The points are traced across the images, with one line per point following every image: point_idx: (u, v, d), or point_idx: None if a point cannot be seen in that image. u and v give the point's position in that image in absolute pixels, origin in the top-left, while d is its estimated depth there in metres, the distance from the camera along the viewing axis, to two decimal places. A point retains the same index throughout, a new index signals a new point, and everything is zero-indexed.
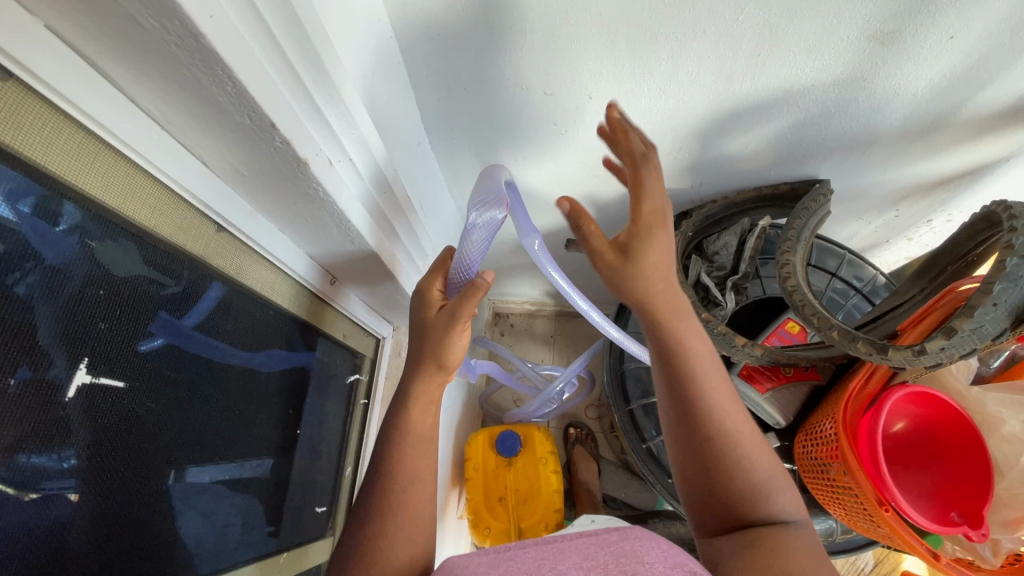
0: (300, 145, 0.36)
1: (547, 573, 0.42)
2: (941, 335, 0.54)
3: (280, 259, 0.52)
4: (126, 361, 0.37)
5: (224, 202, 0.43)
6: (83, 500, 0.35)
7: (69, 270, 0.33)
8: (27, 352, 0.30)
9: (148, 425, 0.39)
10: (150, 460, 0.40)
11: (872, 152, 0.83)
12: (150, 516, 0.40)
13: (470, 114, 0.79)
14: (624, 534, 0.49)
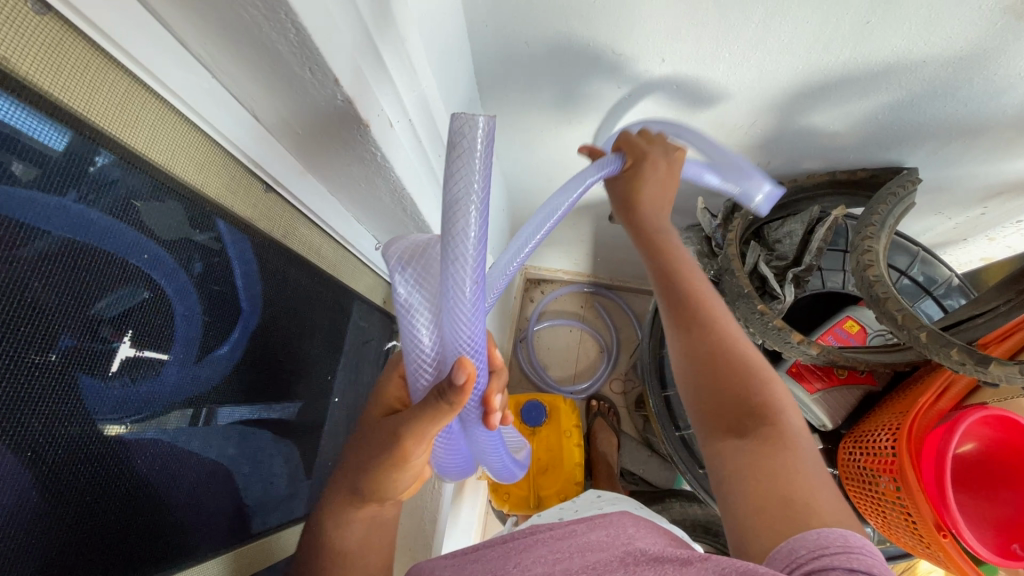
0: (363, 105, 0.32)
1: (514, 568, 0.50)
2: None
3: (330, 224, 0.49)
4: (172, 333, 0.35)
5: (275, 163, 0.39)
6: (142, 453, 0.35)
7: (123, 227, 0.31)
8: (69, 319, 0.28)
9: (194, 395, 0.38)
10: (192, 432, 0.39)
11: (974, 142, 0.74)
12: (188, 490, 0.39)
13: (527, 70, 0.73)
14: (591, 526, 0.57)
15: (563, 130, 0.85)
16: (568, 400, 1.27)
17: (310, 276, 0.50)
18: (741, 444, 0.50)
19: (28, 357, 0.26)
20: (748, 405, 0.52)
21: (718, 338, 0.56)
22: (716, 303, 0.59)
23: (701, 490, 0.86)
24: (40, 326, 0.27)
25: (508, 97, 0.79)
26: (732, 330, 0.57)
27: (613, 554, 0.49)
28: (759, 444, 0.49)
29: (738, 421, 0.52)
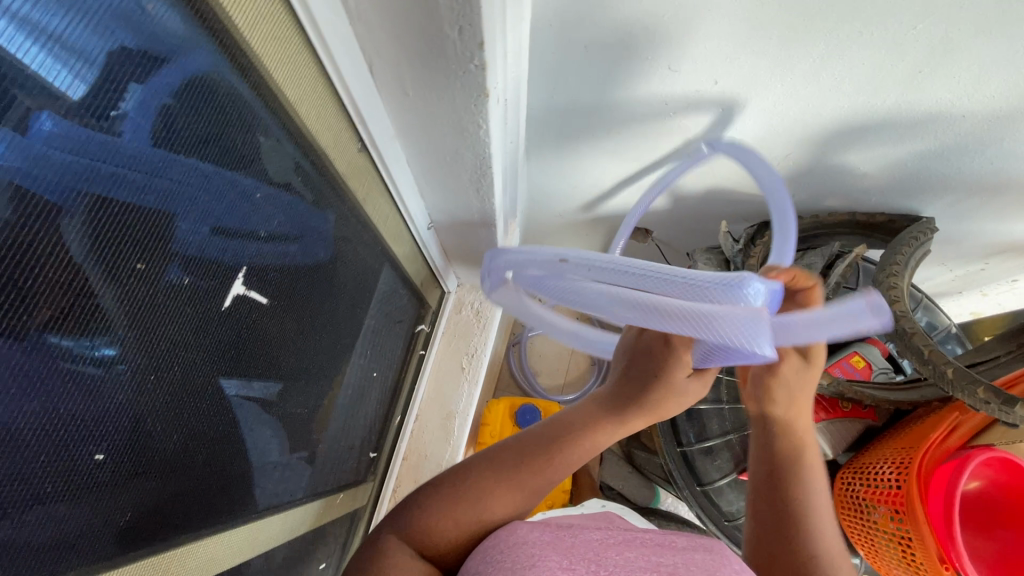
0: (490, 74, 0.32)
1: (613, 556, 0.43)
2: None
3: (398, 187, 0.52)
4: (230, 258, 0.37)
5: (371, 117, 0.44)
6: (228, 371, 0.39)
7: (194, 146, 0.32)
8: (133, 226, 0.29)
9: (243, 327, 0.39)
10: (240, 365, 0.40)
11: (991, 200, 0.79)
12: (226, 424, 0.40)
13: (582, 75, 0.74)
14: (692, 543, 0.49)
15: (599, 140, 0.87)
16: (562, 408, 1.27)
17: None
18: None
19: (102, 256, 0.27)
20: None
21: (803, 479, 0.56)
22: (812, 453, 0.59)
23: (697, 508, 0.88)
24: (133, 206, 0.29)
25: (557, 99, 0.80)
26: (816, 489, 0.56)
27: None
28: None
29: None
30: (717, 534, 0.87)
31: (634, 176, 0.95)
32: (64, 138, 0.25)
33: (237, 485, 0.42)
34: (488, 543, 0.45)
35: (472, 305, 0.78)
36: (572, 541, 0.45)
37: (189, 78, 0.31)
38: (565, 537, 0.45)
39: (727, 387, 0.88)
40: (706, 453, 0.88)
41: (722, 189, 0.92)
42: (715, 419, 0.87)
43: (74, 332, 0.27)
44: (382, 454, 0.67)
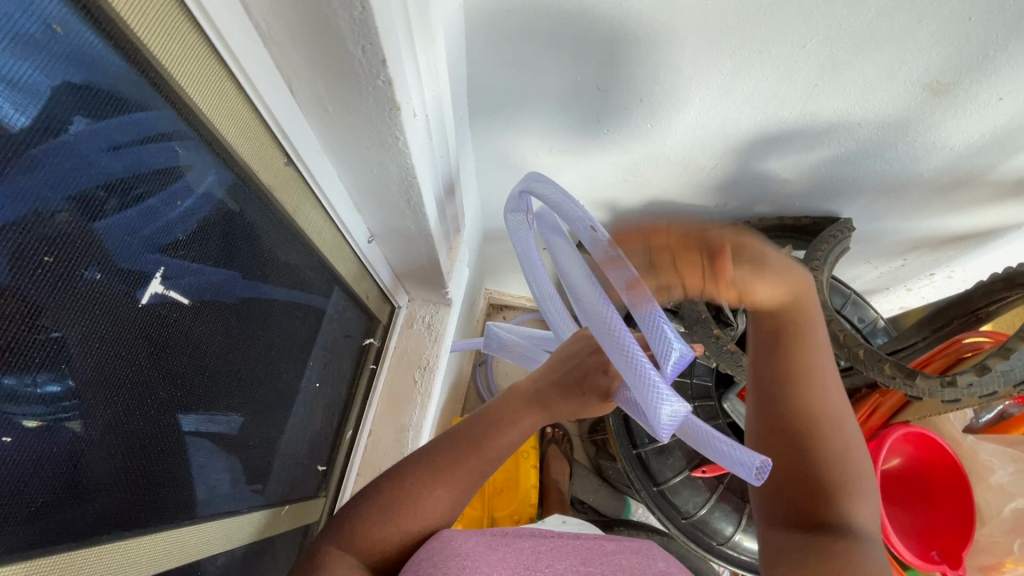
0: (399, 89, 0.35)
1: (543, 569, 0.44)
2: (973, 371, 0.56)
3: (332, 204, 0.51)
4: (185, 277, 0.38)
5: (299, 136, 0.43)
6: (178, 372, 0.38)
7: (154, 165, 0.34)
8: (98, 249, 0.30)
9: (194, 344, 0.40)
10: (193, 384, 0.40)
11: (899, 199, 0.86)
12: (177, 441, 0.40)
13: (518, 95, 0.78)
14: (623, 549, 0.51)
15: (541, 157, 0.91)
16: None
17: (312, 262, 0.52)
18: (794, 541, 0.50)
19: (67, 274, 0.29)
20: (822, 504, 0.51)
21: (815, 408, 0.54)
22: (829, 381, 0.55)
23: (654, 509, 0.90)
24: (98, 226, 0.30)
25: (498, 119, 0.84)
26: (821, 406, 0.53)
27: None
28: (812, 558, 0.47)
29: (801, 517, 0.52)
30: (674, 531, 0.90)
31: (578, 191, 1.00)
32: (36, 167, 0.26)
33: (185, 491, 0.41)
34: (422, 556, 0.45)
35: (423, 319, 0.79)
36: (504, 553, 0.46)
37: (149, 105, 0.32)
38: (496, 544, 0.47)
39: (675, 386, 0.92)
40: (659, 454, 0.90)
41: (661, 199, 0.98)
42: None
43: (10, 368, 0.26)
44: (332, 469, 0.67)
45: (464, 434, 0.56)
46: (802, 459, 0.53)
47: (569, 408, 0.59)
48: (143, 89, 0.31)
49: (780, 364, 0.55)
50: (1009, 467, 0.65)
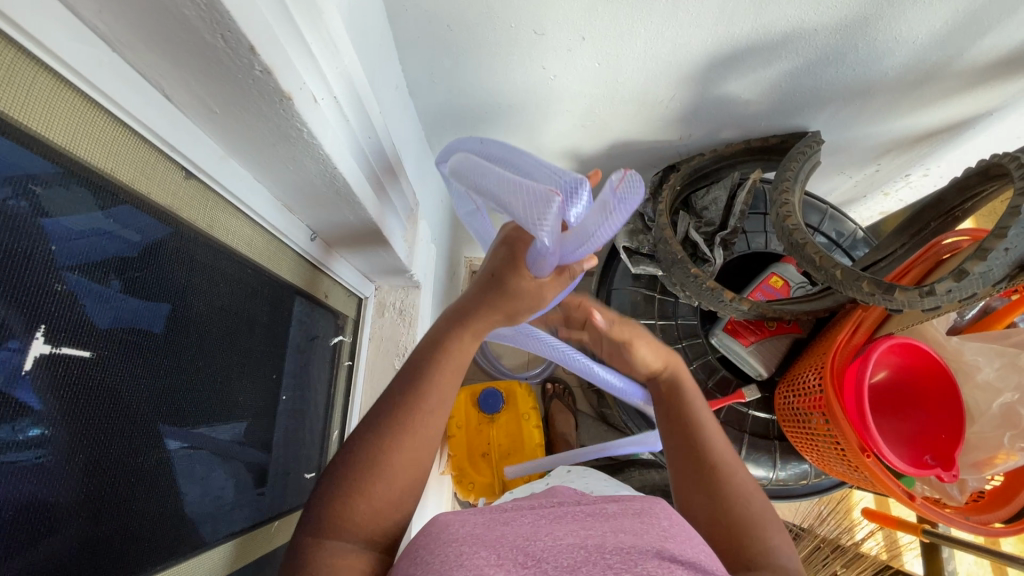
0: (283, 76, 0.31)
1: (542, 538, 0.43)
2: (951, 278, 0.54)
3: (258, 214, 0.45)
4: (152, 312, 0.36)
5: (195, 146, 0.36)
6: (148, 399, 0.36)
7: (86, 205, 0.30)
8: (38, 296, 0.27)
9: (173, 377, 0.38)
10: (170, 423, 0.38)
11: (867, 103, 0.82)
12: (170, 479, 0.39)
13: (452, 53, 0.72)
14: (625, 508, 0.48)
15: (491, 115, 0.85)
16: (523, 384, 1.28)
17: (255, 273, 0.48)
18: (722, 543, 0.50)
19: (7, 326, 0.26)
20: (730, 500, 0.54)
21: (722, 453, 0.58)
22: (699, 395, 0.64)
23: (656, 452, 0.91)
24: (35, 275, 0.27)
25: (436, 82, 0.78)
26: (728, 456, 0.58)
27: (647, 549, 0.41)
28: None
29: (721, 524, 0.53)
30: None
31: (537, 146, 0.95)
32: None
33: (177, 519, 0.39)
34: (419, 545, 0.43)
35: (394, 304, 0.76)
36: (502, 531, 0.44)
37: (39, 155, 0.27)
38: (494, 523, 0.45)
39: (661, 330, 0.91)
40: None
41: (624, 140, 0.93)
42: None
43: None
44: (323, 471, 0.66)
45: (394, 395, 0.48)
46: (726, 495, 0.55)
47: (487, 327, 0.49)
48: (18, 151, 0.26)
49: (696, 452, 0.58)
50: (994, 363, 0.64)
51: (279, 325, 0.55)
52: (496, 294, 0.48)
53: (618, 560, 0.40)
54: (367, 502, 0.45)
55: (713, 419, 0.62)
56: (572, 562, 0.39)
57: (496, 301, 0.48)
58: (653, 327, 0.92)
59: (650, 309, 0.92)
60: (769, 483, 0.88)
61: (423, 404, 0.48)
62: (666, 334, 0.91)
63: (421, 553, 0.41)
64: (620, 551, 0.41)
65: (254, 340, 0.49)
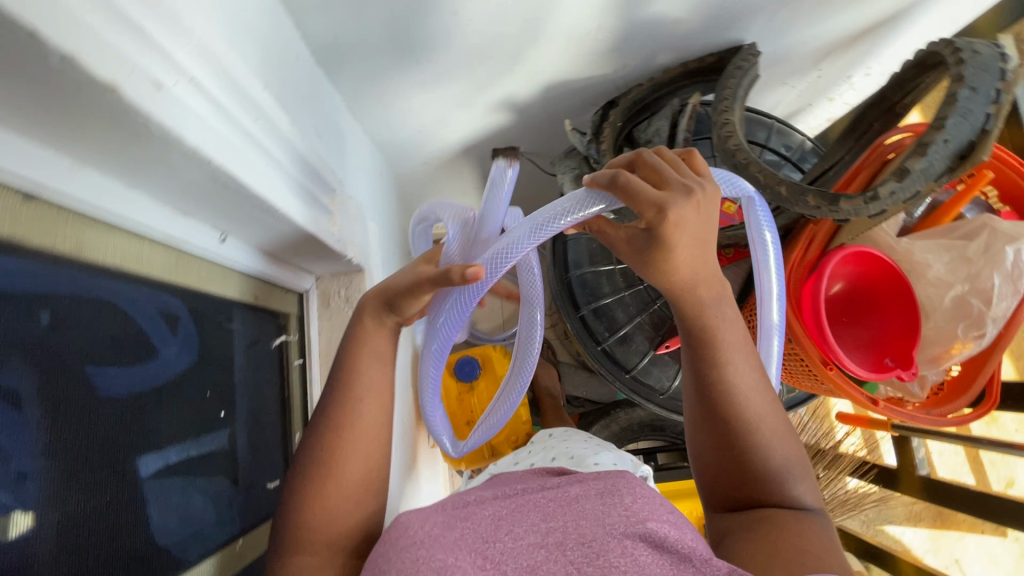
0: (94, 62, 0.26)
1: (503, 537, 0.41)
2: (893, 178, 0.53)
3: (142, 223, 0.40)
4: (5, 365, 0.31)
5: (24, 160, 0.31)
6: (43, 450, 0.34)
7: None
8: None
9: (52, 426, 0.34)
10: (66, 472, 0.35)
11: (799, 5, 0.78)
12: (83, 527, 0.36)
13: (348, 8, 0.65)
14: (588, 488, 0.46)
15: (410, 73, 0.79)
16: (497, 347, 1.27)
17: (156, 290, 0.44)
18: (741, 521, 0.47)
19: None
20: (762, 485, 0.48)
21: (734, 374, 0.49)
22: (734, 339, 0.51)
23: (632, 394, 0.91)
24: None
25: (342, 46, 0.71)
26: (744, 377, 0.50)
27: (612, 531, 0.40)
28: (754, 533, 0.45)
29: (742, 499, 0.49)
30: (658, 409, 0.92)
31: (467, 101, 0.88)
32: None
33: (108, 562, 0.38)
34: (380, 552, 0.42)
35: (339, 293, 0.71)
36: (464, 530, 0.43)
37: None
38: (454, 522, 0.44)
39: (621, 274, 0.90)
40: (622, 343, 0.90)
41: (557, 81, 0.87)
42: (619, 309, 0.90)
43: None
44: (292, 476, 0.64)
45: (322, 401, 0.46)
46: (735, 424, 0.49)
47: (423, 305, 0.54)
48: None
49: (707, 374, 0.50)
50: (944, 258, 0.64)
51: (206, 339, 0.51)
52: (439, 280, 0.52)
53: (580, 554, 0.38)
54: (324, 527, 0.47)
55: (749, 365, 0.50)
56: (530, 564, 0.38)
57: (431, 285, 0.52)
58: (613, 272, 0.90)
59: (608, 254, 0.90)
60: None
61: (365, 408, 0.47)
62: (626, 278, 0.89)
63: (380, 561, 0.41)
64: (582, 543, 0.39)
65: (176, 359, 0.46)
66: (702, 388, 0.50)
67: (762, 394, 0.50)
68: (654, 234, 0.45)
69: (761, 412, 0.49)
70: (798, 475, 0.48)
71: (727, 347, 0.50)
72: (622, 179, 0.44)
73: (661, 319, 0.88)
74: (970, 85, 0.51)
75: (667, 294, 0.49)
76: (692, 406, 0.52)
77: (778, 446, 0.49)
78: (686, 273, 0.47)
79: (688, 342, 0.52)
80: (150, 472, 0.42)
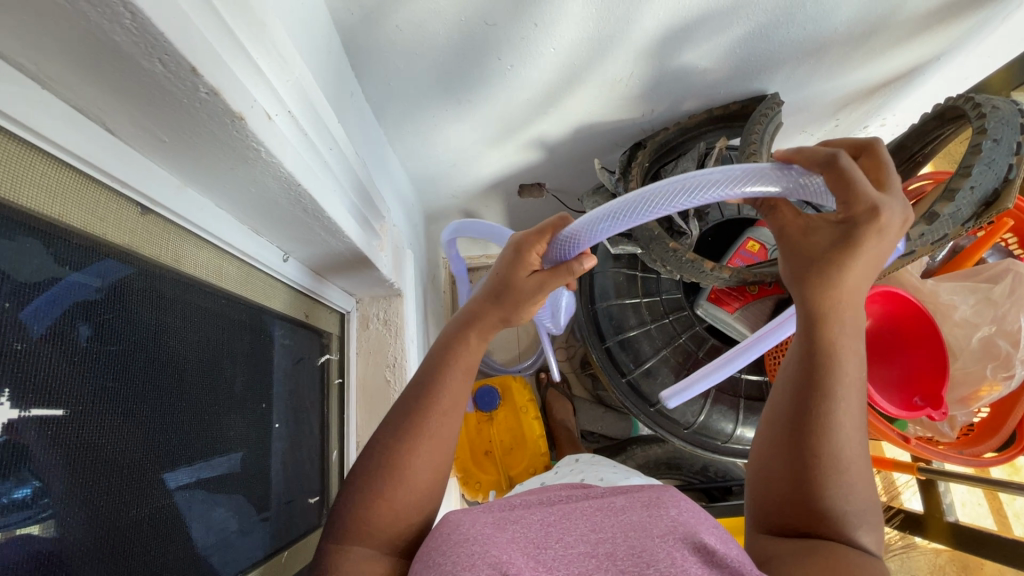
0: (232, 95, 0.29)
1: (554, 545, 0.42)
2: (923, 222, 0.55)
3: (224, 239, 0.43)
4: (124, 363, 0.34)
5: (146, 178, 0.34)
6: (147, 445, 0.35)
7: (40, 260, 0.29)
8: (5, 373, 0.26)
9: (155, 421, 0.36)
10: (161, 466, 0.37)
11: (820, 60, 0.83)
12: (169, 522, 0.37)
13: (403, 52, 0.70)
14: (633, 500, 0.48)
15: (453, 111, 0.84)
16: (517, 377, 1.28)
17: (229, 305, 0.46)
18: (791, 547, 0.43)
19: None
20: (825, 516, 0.44)
21: (844, 395, 0.45)
22: (855, 381, 0.46)
23: (657, 427, 0.92)
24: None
25: (393, 84, 0.76)
26: (849, 404, 0.46)
27: (662, 542, 0.41)
28: (809, 558, 0.41)
29: (789, 526, 0.46)
30: (682, 443, 0.93)
31: (502, 139, 0.93)
32: None
33: (185, 559, 0.39)
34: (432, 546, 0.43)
35: (378, 316, 0.74)
36: (516, 531, 0.43)
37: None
38: (505, 522, 0.45)
39: (647, 308, 0.92)
40: (646, 375, 0.91)
41: (588, 123, 0.92)
42: (644, 341, 0.92)
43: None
44: (327, 494, 0.65)
45: None
46: (822, 442, 0.45)
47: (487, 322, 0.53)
48: None
49: (820, 382, 0.46)
50: (970, 299, 0.66)
51: (263, 352, 0.53)
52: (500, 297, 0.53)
53: (630, 564, 0.39)
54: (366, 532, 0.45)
55: (859, 402, 0.46)
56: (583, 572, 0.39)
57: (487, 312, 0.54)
58: (638, 305, 0.92)
59: (634, 288, 0.93)
60: None
61: (413, 425, 0.48)
62: (652, 311, 0.92)
63: (432, 556, 0.41)
64: (632, 555, 0.40)
65: (238, 370, 0.48)
66: (805, 395, 0.46)
67: (859, 434, 0.46)
68: (851, 229, 0.43)
69: (853, 461, 0.45)
70: (867, 523, 0.45)
71: (843, 365, 0.46)
72: (842, 163, 0.44)
73: (686, 352, 0.90)
74: (994, 137, 0.54)
75: (809, 298, 0.46)
76: (783, 409, 0.48)
77: (855, 490, 0.45)
78: (844, 293, 0.45)
79: (799, 343, 0.48)
80: (218, 474, 0.44)
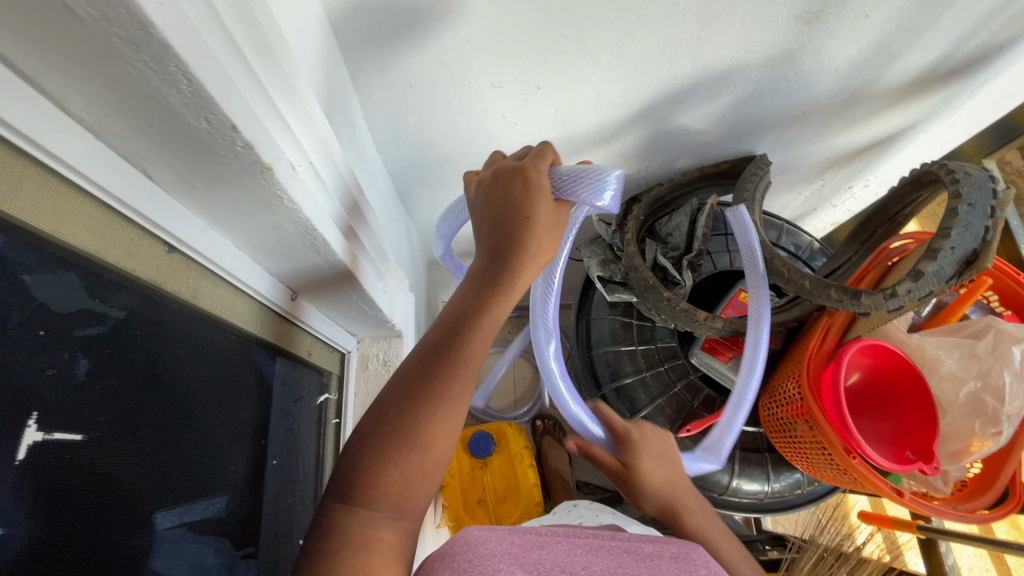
0: (264, 149, 0.33)
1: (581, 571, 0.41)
2: (910, 278, 0.58)
3: (238, 277, 0.45)
4: (136, 394, 0.35)
5: (174, 219, 0.37)
6: (150, 477, 0.36)
7: (74, 292, 0.31)
8: (30, 396, 0.27)
9: (158, 453, 0.37)
10: (161, 500, 0.37)
11: (803, 126, 0.89)
12: (165, 559, 0.37)
13: (415, 111, 0.75)
14: (662, 549, 0.47)
15: (458, 164, 0.88)
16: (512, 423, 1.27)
17: (238, 341, 0.48)
18: None
19: None
20: None
21: None
22: None
23: None
24: (16, 387, 0.27)
25: (404, 139, 0.81)
26: None
27: None
28: None
29: None
30: None
31: None
32: None
33: None
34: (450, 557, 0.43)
35: (377, 357, 0.75)
36: (541, 556, 0.43)
37: (37, 245, 0.28)
38: (531, 546, 0.45)
39: (643, 355, 0.94)
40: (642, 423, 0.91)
41: None
42: (640, 389, 0.93)
43: None
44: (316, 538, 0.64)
45: None
46: None
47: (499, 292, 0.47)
48: (14, 249, 0.27)
49: None
50: (956, 354, 0.68)
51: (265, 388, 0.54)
52: (506, 251, 0.48)
53: None
54: None
55: None
56: None
57: (504, 288, 0.48)
58: (635, 352, 0.94)
59: (630, 335, 0.95)
60: (764, 495, 0.90)
61: None
62: (647, 358, 0.93)
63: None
64: None
65: (242, 405, 0.49)
66: None
67: None
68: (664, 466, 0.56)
69: None
70: None
71: None
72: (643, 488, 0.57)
73: (681, 401, 0.91)
74: (970, 201, 0.57)
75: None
76: None
77: None
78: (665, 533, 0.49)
79: None
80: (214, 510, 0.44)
